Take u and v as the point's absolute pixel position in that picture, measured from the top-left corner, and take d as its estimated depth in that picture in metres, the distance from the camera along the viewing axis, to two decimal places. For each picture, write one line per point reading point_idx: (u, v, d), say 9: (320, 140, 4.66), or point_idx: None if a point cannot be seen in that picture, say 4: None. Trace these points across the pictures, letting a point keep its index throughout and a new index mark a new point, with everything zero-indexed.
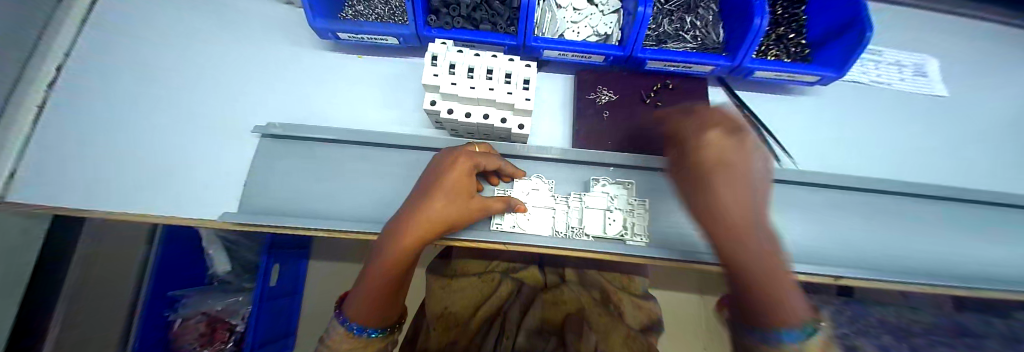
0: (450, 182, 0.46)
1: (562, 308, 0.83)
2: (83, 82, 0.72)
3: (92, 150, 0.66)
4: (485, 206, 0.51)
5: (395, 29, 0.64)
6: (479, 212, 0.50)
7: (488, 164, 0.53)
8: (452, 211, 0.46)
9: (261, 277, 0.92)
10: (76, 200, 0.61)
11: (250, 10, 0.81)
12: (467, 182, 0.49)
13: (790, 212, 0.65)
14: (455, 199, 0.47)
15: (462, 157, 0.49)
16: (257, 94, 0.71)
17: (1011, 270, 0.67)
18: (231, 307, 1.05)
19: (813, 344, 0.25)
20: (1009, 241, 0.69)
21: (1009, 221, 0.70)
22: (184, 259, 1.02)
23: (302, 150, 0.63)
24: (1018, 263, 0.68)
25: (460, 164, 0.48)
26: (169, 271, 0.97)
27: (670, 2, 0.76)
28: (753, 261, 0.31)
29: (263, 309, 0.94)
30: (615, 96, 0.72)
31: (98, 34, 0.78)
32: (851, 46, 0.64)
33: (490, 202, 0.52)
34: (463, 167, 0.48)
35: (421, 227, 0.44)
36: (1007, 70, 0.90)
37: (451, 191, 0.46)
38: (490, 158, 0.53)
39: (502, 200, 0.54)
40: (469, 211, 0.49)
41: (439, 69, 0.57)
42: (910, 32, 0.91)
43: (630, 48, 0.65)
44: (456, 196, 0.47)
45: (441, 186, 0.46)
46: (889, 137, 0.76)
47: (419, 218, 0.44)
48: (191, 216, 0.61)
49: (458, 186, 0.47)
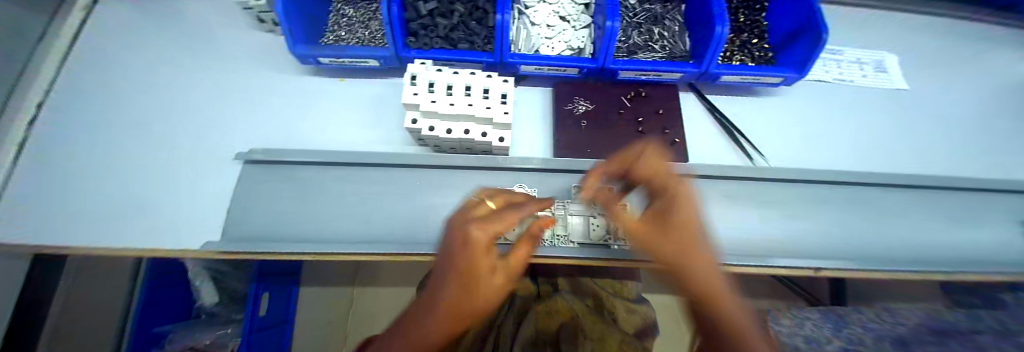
0: (471, 272, 0.31)
1: (556, 319, 0.83)
2: (64, 116, 0.72)
3: (68, 187, 0.65)
4: (513, 265, 0.39)
5: (374, 52, 0.66)
6: (507, 277, 0.38)
7: (512, 221, 0.36)
8: (483, 300, 0.34)
9: (249, 308, 0.89)
10: (49, 239, 0.59)
11: (232, 39, 0.83)
12: (490, 260, 0.34)
13: (766, 208, 0.67)
14: (483, 288, 0.33)
15: (476, 233, 0.32)
16: (240, 121, 0.72)
17: (988, 253, 0.69)
18: (220, 340, 1.01)
19: None
20: (986, 224, 0.71)
21: (984, 204, 0.72)
22: (167, 296, 0.98)
23: (287, 174, 0.64)
24: (995, 245, 0.69)
25: (477, 246, 0.31)
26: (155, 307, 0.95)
27: (638, 15, 0.80)
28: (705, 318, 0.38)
29: (252, 340, 0.89)
30: (592, 106, 0.74)
31: (80, 69, 0.79)
32: (809, 48, 0.68)
33: (517, 257, 0.40)
34: (482, 248, 0.32)
35: (448, 335, 0.32)
36: (962, 61, 0.95)
37: (474, 281, 0.32)
38: (514, 214, 0.36)
39: (532, 245, 0.41)
40: (497, 286, 0.36)
41: (418, 88, 0.59)
42: (866, 31, 0.97)
43: (602, 60, 0.68)
44: (482, 283, 0.33)
45: (458, 280, 0.31)
46: (856, 130, 0.80)
47: (441, 330, 0.30)
48: (173, 247, 0.60)
49: (481, 271, 0.32)
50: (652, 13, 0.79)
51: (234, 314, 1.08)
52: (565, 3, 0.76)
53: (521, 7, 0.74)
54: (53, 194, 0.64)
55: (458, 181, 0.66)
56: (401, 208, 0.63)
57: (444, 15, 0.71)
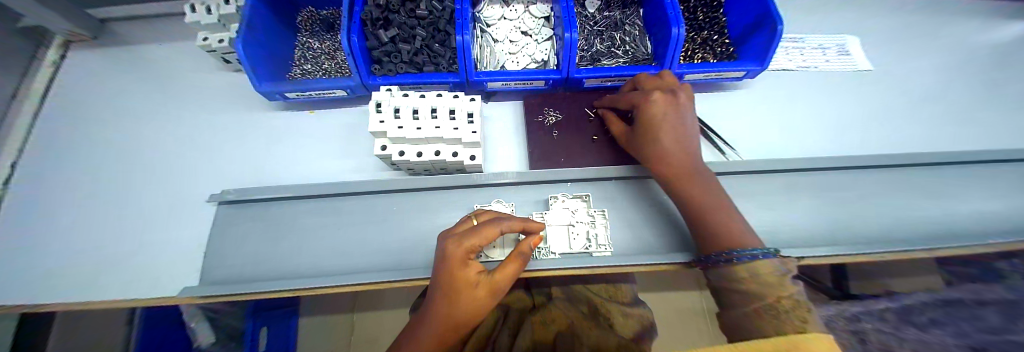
0: (451, 282, 0.41)
1: (552, 328, 0.83)
2: (33, 171, 0.74)
3: (38, 244, 0.65)
4: (502, 281, 0.43)
5: (341, 83, 0.67)
6: (497, 290, 0.43)
7: (485, 239, 0.44)
8: (473, 307, 0.42)
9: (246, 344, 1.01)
10: (26, 298, 0.60)
11: (202, 81, 0.85)
12: (468, 276, 0.42)
13: (741, 201, 0.68)
14: (465, 296, 0.41)
15: (451, 251, 0.42)
16: (212, 161, 0.72)
17: (983, 225, 0.67)
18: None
19: (761, 258, 0.39)
20: (977, 195, 0.69)
21: (968, 175, 0.71)
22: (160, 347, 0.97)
23: (261, 212, 0.64)
24: (988, 215, 0.67)
25: (452, 261, 0.42)
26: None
27: (599, 23, 0.82)
28: (703, 193, 0.49)
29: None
30: (563, 115, 0.75)
31: (47, 123, 0.80)
32: (767, 40, 0.69)
33: (506, 274, 0.44)
34: (456, 262, 0.42)
35: (444, 330, 0.41)
36: (925, 36, 0.97)
37: (460, 290, 0.41)
38: (485, 233, 0.44)
39: (522, 260, 0.45)
40: (483, 297, 0.42)
41: (384, 115, 0.59)
42: (825, 17, 0.99)
43: (565, 70, 0.69)
44: (463, 293, 0.41)
45: (446, 289, 0.42)
46: (825, 115, 0.81)
47: (436, 325, 0.41)
48: (145, 296, 0.59)
49: (460, 282, 0.41)
50: (612, 19, 0.81)
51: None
52: (526, 17, 0.78)
53: (482, 25, 0.76)
54: (18, 253, 0.65)
55: (435, 203, 0.66)
56: (379, 235, 0.63)
57: (407, 41, 0.73)
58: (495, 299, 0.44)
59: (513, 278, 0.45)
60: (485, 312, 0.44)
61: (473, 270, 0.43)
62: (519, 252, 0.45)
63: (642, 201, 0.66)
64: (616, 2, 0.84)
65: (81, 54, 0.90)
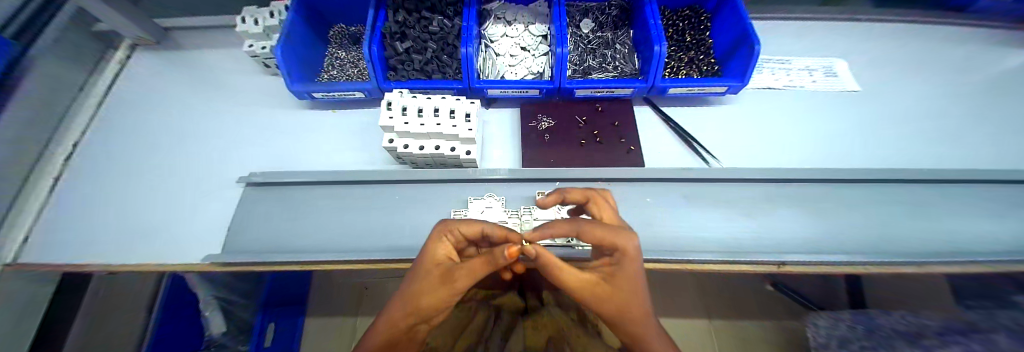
0: (422, 256, 0.43)
1: (542, 333, 0.83)
2: (91, 151, 0.87)
3: (86, 212, 0.76)
4: (458, 275, 0.38)
5: (360, 85, 0.77)
6: (451, 282, 0.38)
7: (467, 228, 0.44)
8: (430, 293, 0.39)
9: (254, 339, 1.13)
10: (73, 257, 0.70)
11: (241, 82, 0.98)
12: (438, 255, 0.43)
13: (722, 206, 0.70)
14: (425, 274, 0.41)
15: (434, 230, 0.45)
16: (243, 148, 0.83)
17: (980, 243, 0.66)
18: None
19: None
20: (970, 213, 0.69)
21: (959, 194, 0.71)
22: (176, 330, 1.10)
23: (280, 193, 0.72)
24: (984, 234, 0.66)
25: (431, 237, 0.44)
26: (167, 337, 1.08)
27: (592, 42, 0.90)
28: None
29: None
30: (554, 122, 0.82)
31: (109, 113, 0.94)
32: (745, 59, 0.75)
33: (464, 270, 0.38)
34: (433, 239, 0.44)
35: (395, 306, 0.40)
36: (916, 61, 1.00)
37: (426, 268, 0.41)
38: (468, 221, 0.44)
39: (488, 261, 0.35)
40: (437, 281, 0.39)
41: (393, 112, 0.67)
42: (814, 42, 1.04)
43: (557, 80, 0.77)
44: (426, 269, 0.41)
45: (418, 266, 0.43)
46: (810, 130, 0.84)
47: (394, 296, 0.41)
48: (169, 262, 0.67)
49: (429, 258, 0.42)
50: (604, 39, 0.90)
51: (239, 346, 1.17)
52: (526, 36, 0.88)
53: (487, 41, 0.86)
54: (70, 217, 0.76)
55: (433, 193, 0.73)
56: (380, 220, 0.70)
57: (420, 52, 0.83)
58: (449, 294, 0.39)
59: (474, 278, 0.38)
60: (437, 302, 0.39)
61: (447, 254, 0.44)
62: (487, 250, 0.36)
63: (624, 203, 0.71)
64: (608, 24, 0.93)
65: (144, 56, 1.07)
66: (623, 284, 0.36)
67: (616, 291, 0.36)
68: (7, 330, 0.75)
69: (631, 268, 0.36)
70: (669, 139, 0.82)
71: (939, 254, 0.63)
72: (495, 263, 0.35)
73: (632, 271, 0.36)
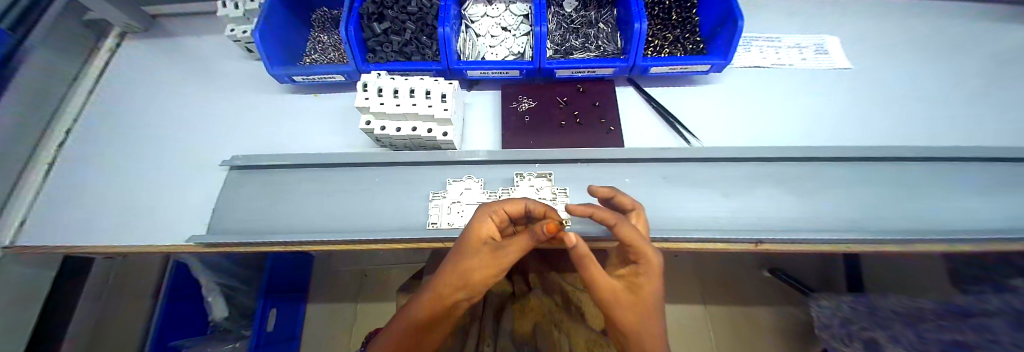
0: (468, 234, 0.46)
1: (529, 317, 0.86)
2: (85, 139, 0.87)
3: (77, 197, 0.78)
4: (507, 247, 0.42)
5: (338, 68, 0.76)
6: (501, 254, 0.41)
7: (510, 207, 0.50)
8: (476, 265, 0.42)
9: (257, 323, 1.07)
10: (68, 240, 0.72)
11: (227, 68, 0.98)
12: (485, 231, 0.46)
13: (703, 187, 0.70)
14: (476, 248, 0.44)
15: (481, 209, 0.49)
16: (227, 132, 0.84)
17: (962, 222, 0.65)
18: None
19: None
20: (955, 192, 0.68)
21: (947, 172, 0.69)
22: (184, 315, 1.15)
23: (263, 176, 0.73)
24: (964, 211, 0.66)
25: (477, 216, 0.48)
26: (173, 323, 1.11)
27: (574, 21, 0.89)
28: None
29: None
30: (535, 103, 0.82)
31: (99, 102, 0.95)
32: (730, 35, 0.73)
33: (513, 244, 0.42)
34: (480, 217, 0.48)
35: (447, 279, 0.42)
36: (911, 35, 0.97)
37: (470, 242, 0.45)
38: (512, 201, 0.50)
39: (533, 237, 0.40)
40: (488, 256, 0.42)
41: (369, 93, 0.67)
42: (807, 18, 1.01)
43: (537, 60, 0.76)
44: (476, 244, 0.45)
45: (462, 241, 0.46)
46: (796, 108, 0.82)
47: (443, 270, 0.44)
48: (160, 244, 0.69)
49: (475, 234, 0.46)
50: (587, 18, 0.88)
51: (243, 330, 1.21)
52: (506, 15, 0.87)
53: (467, 22, 0.85)
54: (64, 203, 0.77)
55: (412, 176, 0.73)
56: (359, 202, 0.70)
57: (399, 33, 0.82)
58: (500, 267, 0.42)
59: (522, 252, 0.42)
60: (489, 275, 0.42)
61: (489, 232, 0.47)
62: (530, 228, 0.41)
63: (603, 184, 0.71)
64: (592, 3, 0.91)
65: (133, 44, 1.07)
66: (641, 294, 0.41)
67: (629, 297, 0.41)
68: (11, 309, 0.78)
69: (651, 283, 0.42)
70: (650, 119, 0.81)
71: (919, 232, 0.62)
72: (539, 237, 0.40)
73: (651, 285, 0.42)
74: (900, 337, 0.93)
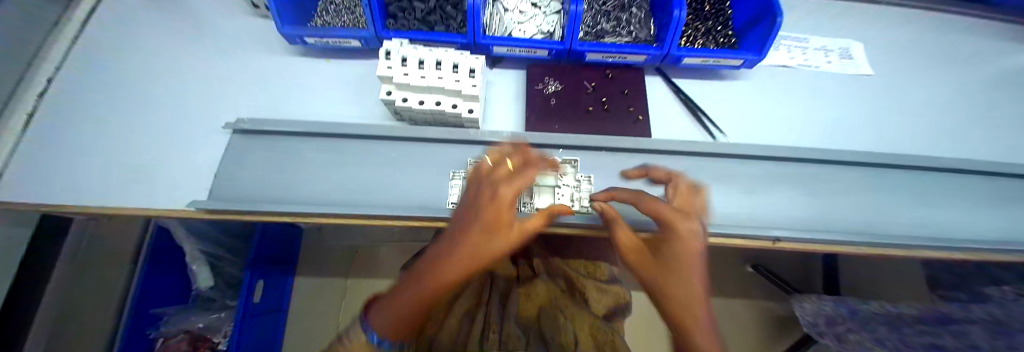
0: (493, 210, 0.40)
1: (535, 301, 0.86)
2: (74, 87, 0.79)
3: (56, 148, 0.70)
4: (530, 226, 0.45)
5: (356, 32, 0.71)
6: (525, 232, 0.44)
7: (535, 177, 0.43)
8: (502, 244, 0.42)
9: (243, 294, 0.94)
10: (44, 195, 0.65)
11: (229, 23, 0.90)
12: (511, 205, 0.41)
13: (725, 182, 0.70)
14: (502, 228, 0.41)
15: (504, 180, 0.42)
16: (231, 93, 0.78)
17: (960, 231, 0.68)
18: (214, 324, 1.16)
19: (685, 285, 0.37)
20: (960, 203, 0.70)
21: (954, 183, 0.72)
22: (168, 284, 1.09)
23: (270, 143, 0.69)
24: (964, 220, 0.69)
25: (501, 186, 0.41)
26: (158, 292, 1.05)
27: (606, 3, 0.85)
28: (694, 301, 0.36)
29: (246, 325, 0.94)
30: (561, 86, 0.79)
31: (85, 49, 0.85)
32: (765, 31, 0.72)
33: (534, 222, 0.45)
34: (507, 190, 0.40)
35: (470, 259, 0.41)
36: (929, 46, 0.98)
37: (495, 220, 0.40)
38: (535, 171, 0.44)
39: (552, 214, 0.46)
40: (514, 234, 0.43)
41: (392, 62, 0.63)
42: (833, 22, 1.01)
43: (568, 41, 0.72)
44: (501, 222, 0.41)
45: (483, 217, 0.41)
46: (818, 111, 0.82)
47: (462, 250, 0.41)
48: (154, 207, 0.64)
49: (501, 209, 0.40)
50: (620, 1, 0.85)
51: (227, 301, 1.20)
52: None
53: None
54: (41, 156, 0.69)
55: (431, 153, 0.70)
56: (374, 176, 0.67)
57: None
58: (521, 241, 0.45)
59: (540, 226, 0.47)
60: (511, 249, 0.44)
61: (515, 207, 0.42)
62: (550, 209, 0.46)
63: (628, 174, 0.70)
64: None
65: None
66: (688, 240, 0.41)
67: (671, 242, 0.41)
68: None
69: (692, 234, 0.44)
70: (675, 111, 0.80)
71: (929, 238, 0.65)
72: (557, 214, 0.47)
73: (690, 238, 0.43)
74: (884, 339, 0.92)
